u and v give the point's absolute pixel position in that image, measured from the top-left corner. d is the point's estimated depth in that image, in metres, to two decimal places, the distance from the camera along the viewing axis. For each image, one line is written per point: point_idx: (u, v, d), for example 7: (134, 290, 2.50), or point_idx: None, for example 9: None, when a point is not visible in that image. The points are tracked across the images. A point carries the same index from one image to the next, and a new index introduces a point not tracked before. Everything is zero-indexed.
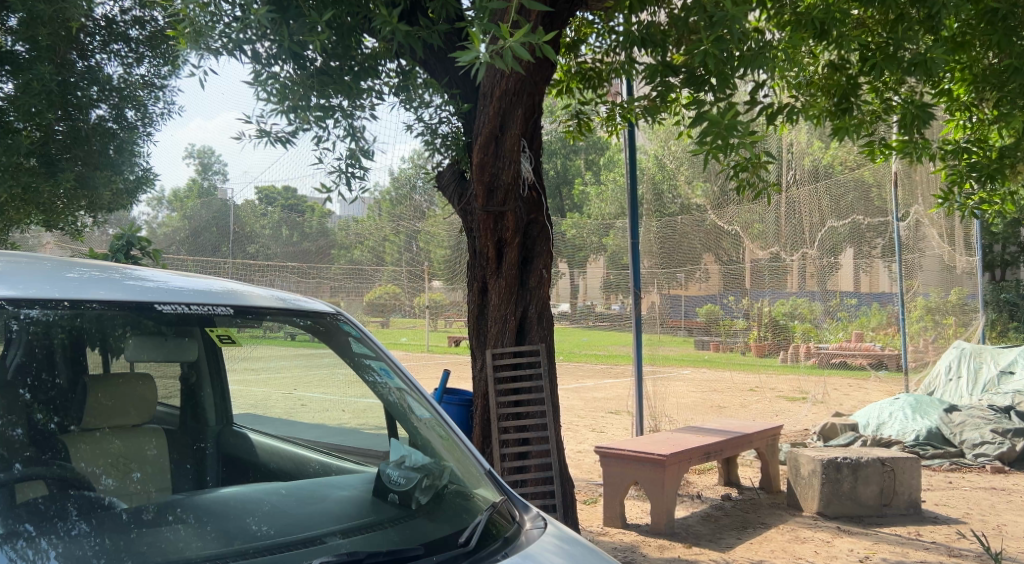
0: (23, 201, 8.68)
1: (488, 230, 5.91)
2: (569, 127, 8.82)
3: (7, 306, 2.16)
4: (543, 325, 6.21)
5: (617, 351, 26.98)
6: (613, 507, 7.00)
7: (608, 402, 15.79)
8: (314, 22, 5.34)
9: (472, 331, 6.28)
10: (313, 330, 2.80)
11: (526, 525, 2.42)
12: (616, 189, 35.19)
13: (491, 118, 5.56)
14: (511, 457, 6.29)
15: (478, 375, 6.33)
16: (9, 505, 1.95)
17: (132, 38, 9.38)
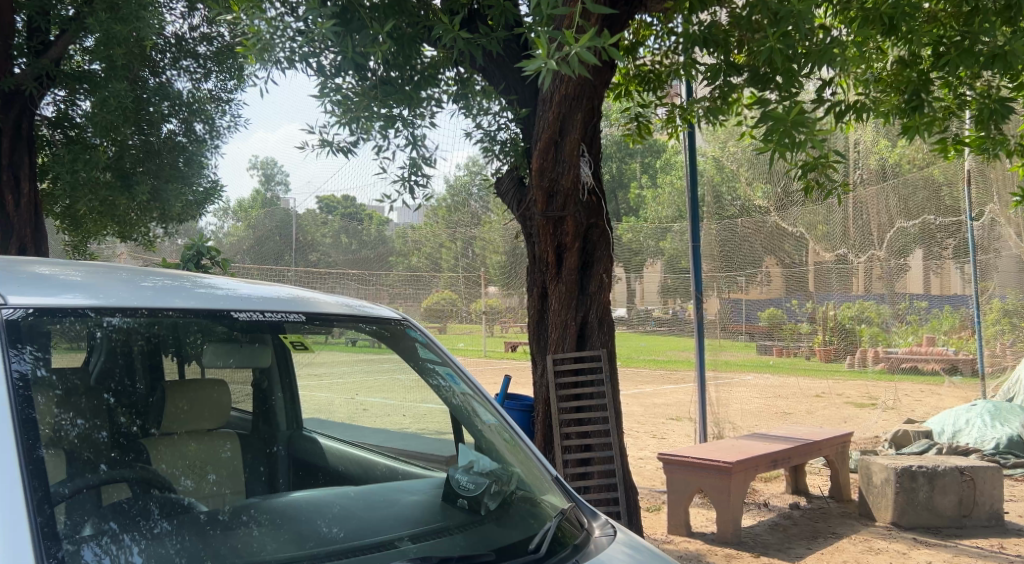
0: (101, 214, 9.04)
1: (548, 235, 5.90)
2: (628, 131, 8.70)
3: (91, 314, 2.18)
4: (604, 330, 6.15)
5: (677, 357, 26.65)
6: (678, 514, 6.91)
7: (669, 408, 15.63)
8: (375, 33, 5.46)
9: (532, 336, 6.29)
10: (378, 335, 2.82)
11: (594, 532, 2.40)
12: (673, 193, 34.90)
13: (551, 122, 5.54)
14: (574, 463, 6.23)
15: (539, 380, 6.32)
16: (95, 505, 1.99)
17: (200, 54, 9.62)
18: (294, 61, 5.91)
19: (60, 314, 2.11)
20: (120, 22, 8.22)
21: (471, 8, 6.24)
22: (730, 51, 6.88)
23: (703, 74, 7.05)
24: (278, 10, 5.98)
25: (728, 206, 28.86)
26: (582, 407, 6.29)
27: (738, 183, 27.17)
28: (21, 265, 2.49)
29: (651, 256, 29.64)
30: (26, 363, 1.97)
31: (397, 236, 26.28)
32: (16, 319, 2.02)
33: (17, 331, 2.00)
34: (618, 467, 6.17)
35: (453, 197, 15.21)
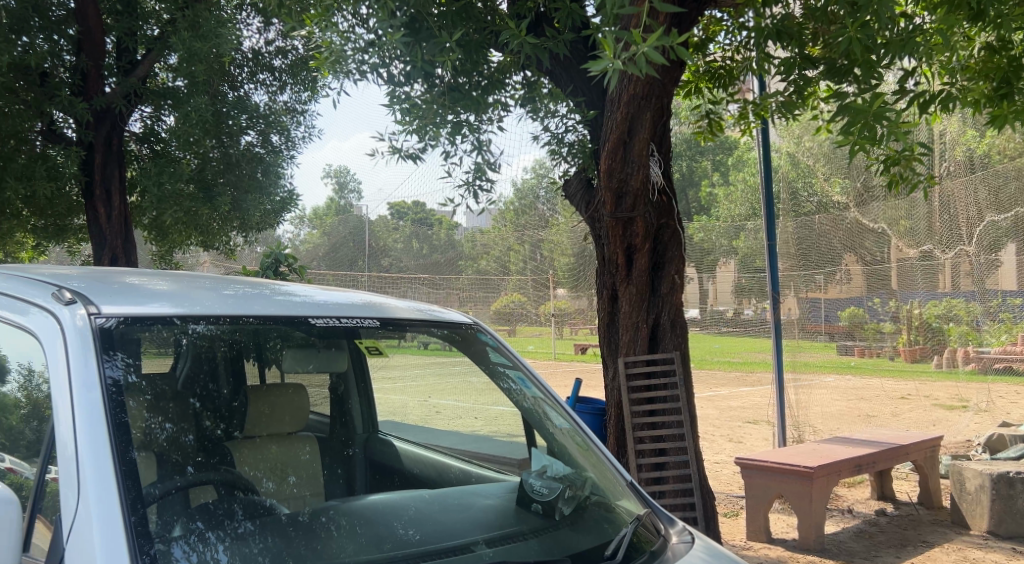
0: (184, 224, 9.36)
1: (617, 236, 5.87)
2: (700, 128, 8.61)
3: (176, 322, 2.26)
4: (676, 332, 6.11)
5: (753, 358, 26.17)
6: (757, 520, 6.80)
7: (745, 411, 15.37)
8: (444, 41, 5.55)
9: (603, 339, 6.27)
10: (450, 339, 2.86)
11: (672, 539, 2.38)
12: (746, 190, 34.32)
13: (620, 122, 5.52)
14: (648, 468, 6.16)
15: (611, 383, 6.28)
16: (184, 505, 2.07)
17: (276, 67, 9.89)
18: (364, 72, 6.02)
19: (148, 322, 2.19)
20: (200, 40, 8.49)
21: (537, 12, 6.27)
22: (806, 45, 6.74)
23: (777, 67, 6.93)
24: (349, 21, 6.10)
25: (804, 202, 28.28)
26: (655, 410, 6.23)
27: (815, 178, 26.53)
28: (109, 276, 2.60)
29: (724, 255, 29.20)
30: (118, 369, 2.04)
31: (466, 239, 26.56)
32: (109, 327, 2.10)
33: (109, 338, 2.08)
34: (695, 471, 6.08)
35: (522, 200, 15.25)
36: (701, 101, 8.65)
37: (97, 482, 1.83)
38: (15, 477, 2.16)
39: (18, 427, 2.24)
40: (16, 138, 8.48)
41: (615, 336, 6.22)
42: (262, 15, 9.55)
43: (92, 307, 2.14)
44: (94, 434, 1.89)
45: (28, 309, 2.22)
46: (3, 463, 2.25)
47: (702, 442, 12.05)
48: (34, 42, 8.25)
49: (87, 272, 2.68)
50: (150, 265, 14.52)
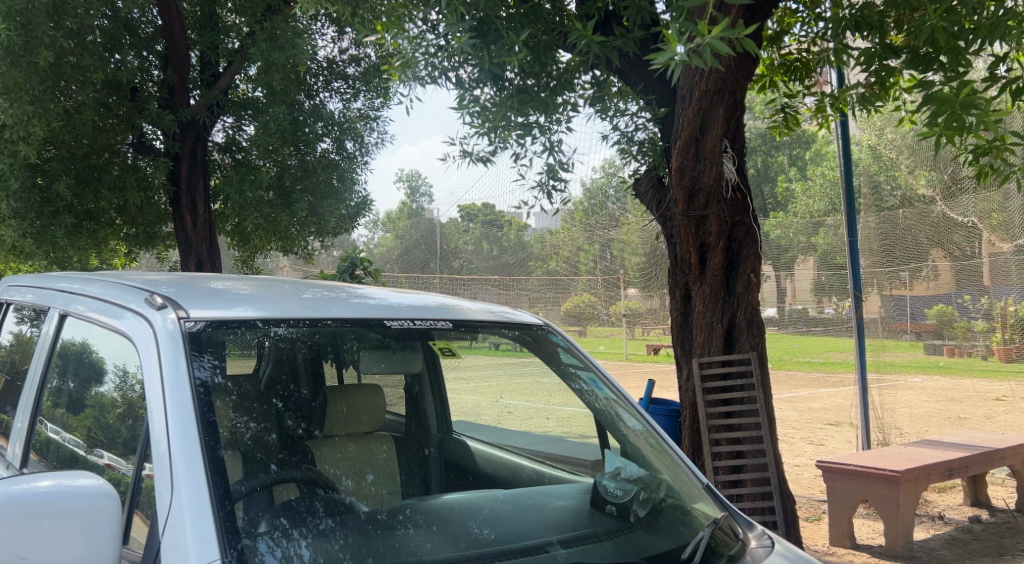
0: (265, 230, 9.66)
1: (690, 235, 5.82)
2: (775, 123, 8.44)
3: (259, 324, 2.35)
4: (753, 332, 6.01)
5: (835, 358, 25.56)
6: (841, 525, 6.65)
7: (827, 413, 15.04)
8: (513, 43, 5.58)
9: (677, 340, 6.23)
10: (521, 340, 2.88)
11: (750, 543, 2.36)
12: (825, 185, 33.52)
13: (691, 119, 5.49)
14: (725, 470, 6.09)
15: (685, 385, 6.23)
16: (269, 503, 2.15)
17: (349, 75, 10.09)
18: (436, 77, 6.10)
19: (234, 326, 2.27)
20: (278, 50, 8.72)
21: (606, 11, 6.27)
22: (888, 32, 6.53)
23: (855, 59, 6.79)
24: (420, 28, 6.20)
25: (887, 198, 27.51)
26: (732, 412, 6.14)
27: (898, 172, 25.73)
28: (196, 281, 2.71)
29: (802, 252, 28.55)
30: (206, 369, 2.12)
31: (536, 239, 26.64)
32: (197, 330, 2.19)
33: (197, 341, 2.16)
34: (774, 475, 5.96)
35: (594, 199, 15.21)
36: (777, 95, 8.49)
37: (189, 479, 1.92)
38: (113, 473, 2.28)
39: (114, 425, 2.35)
40: (110, 151, 8.89)
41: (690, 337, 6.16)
42: (336, 24, 9.76)
43: (182, 311, 2.24)
44: (185, 433, 1.97)
45: (123, 313, 2.34)
46: (101, 459, 2.36)
47: (782, 444, 11.82)
48: (124, 58, 8.62)
49: (175, 278, 2.80)
50: (233, 268, 14.98)
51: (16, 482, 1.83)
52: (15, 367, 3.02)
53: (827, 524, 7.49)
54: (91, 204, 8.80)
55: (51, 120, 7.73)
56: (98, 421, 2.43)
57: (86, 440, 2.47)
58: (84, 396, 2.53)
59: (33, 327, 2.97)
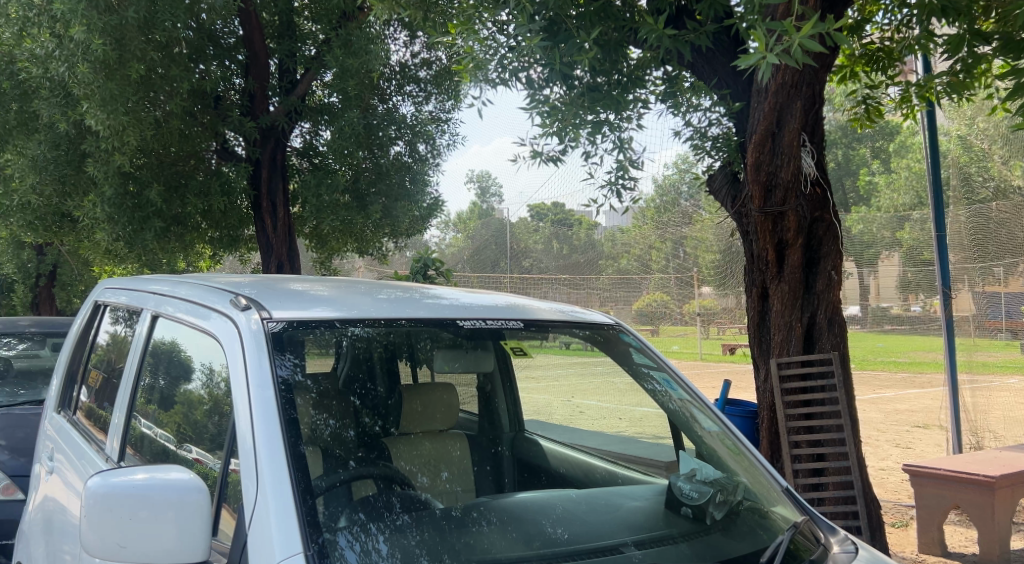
0: (342, 232, 10.03)
1: (767, 232, 5.72)
2: (856, 115, 8.30)
3: (337, 324, 2.41)
4: (834, 331, 5.87)
5: (921, 358, 24.81)
6: (930, 531, 6.46)
7: (914, 415, 14.65)
8: (584, 41, 5.59)
9: (755, 340, 6.14)
10: (592, 340, 2.88)
11: (833, 548, 2.33)
12: (911, 177, 32.52)
13: (768, 113, 5.40)
14: (806, 473, 5.95)
15: (763, 386, 6.14)
16: (348, 499, 2.21)
17: (421, 78, 10.24)
18: (507, 78, 6.15)
19: (313, 325, 2.34)
20: (353, 56, 8.92)
21: (678, 6, 6.19)
22: (977, 19, 6.31)
23: (942, 46, 6.62)
24: (491, 29, 6.25)
25: (978, 190, 26.57)
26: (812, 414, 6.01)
27: (990, 162, 24.80)
28: (277, 283, 2.81)
29: (887, 248, 27.81)
30: (288, 368, 2.19)
31: (607, 238, 26.53)
32: (278, 331, 2.26)
33: (279, 341, 2.24)
34: (857, 479, 5.79)
35: (667, 196, 15.10)
36: (857, 86, 8.28)
37: (272, 474, 1.98)
38: (201, 467, 2.38)
39: (201, 420, 2.45)
40: (195, 157, 9.16)
41: (767, 337, 6.05)
42: (408, 28, 9.91)
43: (264, 311, 2.33)
44: (269, 429, 2.05)
45: (209, 313, 2.45)
46: (190, 454, 2.46)
47: (866, 447, 11.55)
48: (208, 68, 8.91)
49: (256, 280, 2.91)
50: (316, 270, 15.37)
51: (116, 475, 1.94)
52: (110, 366, 3.18)
53: (915, 530, 7.29)
54: (178, 209, 9.02)
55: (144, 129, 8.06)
56: (187, 417, 2.53)
57: (176, 434, 2.57)
58: (172, 392, 2.63)
59: (126, 327, 3.13)
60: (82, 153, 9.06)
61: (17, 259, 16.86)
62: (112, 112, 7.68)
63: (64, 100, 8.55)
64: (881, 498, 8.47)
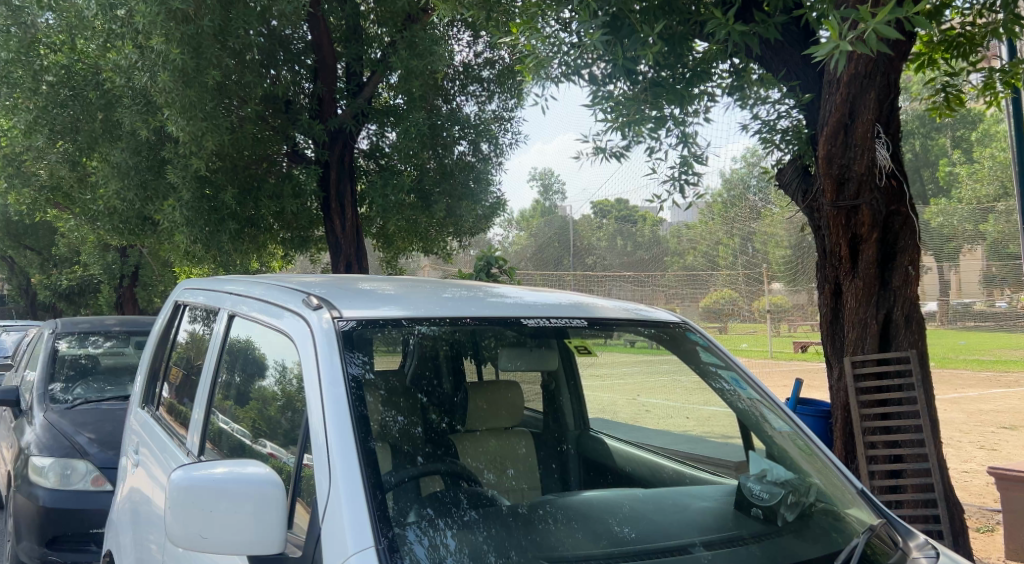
0: (407, 232, 10.25)
1: (840, 226, 5.57)
2: (933, 104, 8.06)
3: (404, 323, 2.44)
4: (912, 328, 5.66)
5: (1006, 356, 23.92)
6: (1017, 538, 6.24)
7: (1001, 415, 14.17)
8: (646, 37, 5.50)
9: (828, 339, 6.01)
10: (658, 338, 2.86)
11: (913, 553, 2.29)
12: (993, 167, 31.40)
13: (840, 104, 5.27)
14: (882, 475, 5.74)
15: (837, 385, 6.00)
16: (418, 495, 2.25)
17: (484, 78, 10.31)
18: (569, 74, 6.14)
19: (381, 323, 2.39)
20: (417, 57, 9.03)
21: None
22: None
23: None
24: (553, 27, 6.25)
25: None
26: (891, 415, 5.81)
27: None
28: (347, 282, 2.88)
29: (969, 241, 26.93)
30: (358, 366, 2.25)
31: (673, 235, 26.32)
32: (349, 329, 2.32)
33: (350, 339, 2.29)
34: (937, 481, 5.55)
35: (735, 190, 14.89)
36: (935, 73, 8.04)
37: (345, 471, 2.04)
38: (275, 462, 2.45)
39: (275, 416, 2.52)
40: (266, 160, 9.46)
41: (841, 335, 5.92)
42: (471, 29, 9.99)
43: (335, 311, 2.38)
44: (341, 426, 2.10)
45: (283, 314, 2.52)
46: (265, 449, 2.54)
47: (948, 449, 11.22)
48: (279, 73, 9.13)
49: (328, 279, 2.98)
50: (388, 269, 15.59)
51: (197, 468, 2.01)
52: (190, 363, 3.30)
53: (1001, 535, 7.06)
54: (251, 211, 9.31)
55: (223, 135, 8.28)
56: (261, 413, 2.61)
57: (251, 430, 2.65)
58: (247, 389, 2.71)
59: (204, 326, 3.24)
60: (161, 158, 9.43)
61: (101, 260, 17.54)
62: (191, 119, 8.00)
63: (145, 108, 8.94)
64: (965, 502, 8.21)
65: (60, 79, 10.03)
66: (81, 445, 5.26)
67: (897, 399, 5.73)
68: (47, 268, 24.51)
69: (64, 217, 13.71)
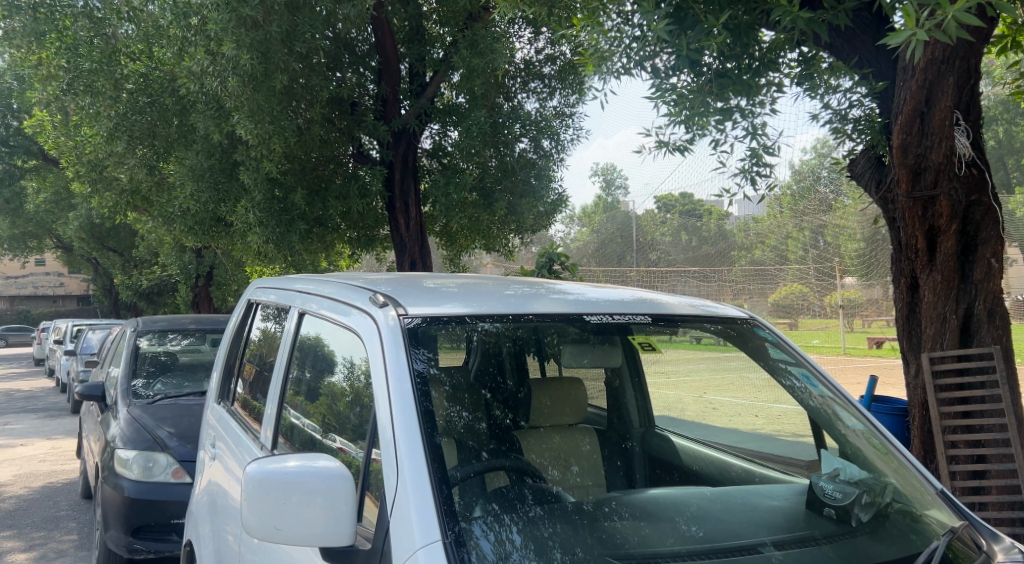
0: (471, 231, 10.40)
1: (915, 218, 5.40)
2: (1016, 89, 7.75)
3: (467, 320, 2.47)
4: (995, 322, 5.48)
5: None
6: None
7: None
8: (710, 26, 5.41)
9: (904, 334, 5.88)
10: (725, 334, 2.84)
11: (997, 556, 2.22)
12: None
13: (915, 92, 5.07)
14: (964, 476, 5.57)
15: (914, 382, 5.84)
16: (483, 490, 2.28)
17: (545, 74, 10.32)
18: (631, 68, 6.12)
19: (445, 320, 2.42)
20: (479, 56, 9.06)
21: None
22: None
23: None
24: (615, 20, 6.23)
25: None
26: (972, 413, 5.63)
27: None
28: (411, 280, 2.92)
29: None
30: (422, 362, 2.28)
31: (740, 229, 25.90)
32: (414, 326, 2.36)
33: (415, 337, 2.33)
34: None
35: (804, 182, 14.60)
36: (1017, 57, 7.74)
37: (413, 468, 2.07)
38: (345, 456, 2.50)
39: (344, 411, 2.57)
40: (334, 162, 9.68)
41: (918, 330, 5.78)
42: (532, 26, 10.00)
43: (401, 308, 2.43)
44: (407, 423, 2.14)
45: (350, 311, 2.58)
46: (335, 443, 2.59)
47: None
48: (344, 75, 9.39)
49: (394, 277, 3.04)
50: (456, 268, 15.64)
51: (271, 462, 2.08)
52: (262, 359, 3.39)
53: None
54: (320, 211, 9.50)
55: (289, 137, 8.53)
56: (331, 408, 2.67)
57: (321, 425, 2.71)
58: (317, 384, 2.77)
59: (276, 323, 3.33)
60: (233, 161, 9.71)
61: (178, 261, 18.10)
62: (259, 123, 8.24)
63: (217, 113, 9.22)
64: None
65: (139, 87, 10.46)
66: (162, 440, 5.44)
67: (979, 396, 5.55)
68: (129, 268, 25.44)
69: (142, 218, 14.17)
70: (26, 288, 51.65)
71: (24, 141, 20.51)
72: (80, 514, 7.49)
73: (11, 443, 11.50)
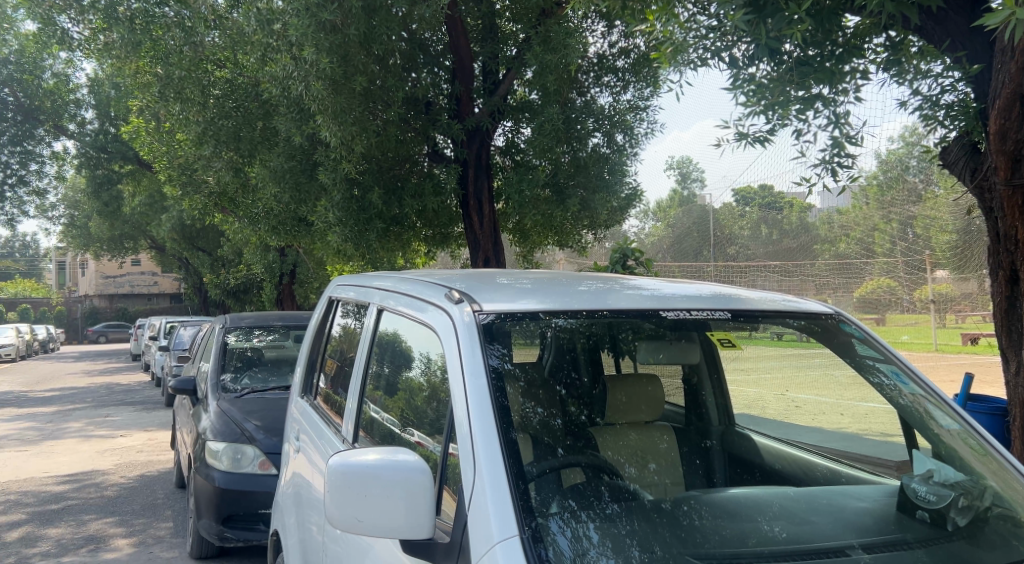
0: (544, 227, 10.48)
1: (1015, 207, 5.13)
2: None
3: (542, 316, 2.46)
4: None
5: None
6: None
7: None
8: (791, 14, 5.24)
9: (1001, 329, 5.61)
10: (809, 330, 2.74)
11: None
12: None
13: (1015, 74, 4.79)
14: None
15: (1013, 380, 5.56)
16: (559, 487, 2.27)
17: (619, 68, 10.25)
18: (708, 59, 6.01)
19: (519, 316, 2.42)
20: (552, 52, 9.01)
21: None
22: None
23: None
24: (691, 11, 6.13)
25: None
26: None
27: None
28: (486, 277, 2.93)
29: None
30: (497, 358, 2.29)
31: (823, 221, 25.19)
32: (489, 323, 2.36)
33: (489, 333, 2.33)
34: None
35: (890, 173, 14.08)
36: None
37: (490, 463, 2.08)
38: (423, 450, 2.52)
39: (422, 406, 2.60)
40: (410, 161, 9.82)
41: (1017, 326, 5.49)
42: (604, 19, 9.93)
43: (476, 304, 2.44)
44: (483, 419, 2.14)
45: (427, 307, 2.60)
46: (412, 437, 2.62)
47: None
48: (419, 75, 9.50)
49: (467, 274, 3.04)
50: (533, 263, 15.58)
51: (350, 455, 2.11)
52: (343, 354, 3.45)
53: None
54: (397, 210, 9.61)
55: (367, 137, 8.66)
56: (409, 403, 2.70)
57: (400, 419, 2.74)
58: (396, 379, 2.80)
59: (355, 320, 3.39)
60: (313, 162, 9.89)
61: (263, 260, 18.58)
62: (342, 124, 8.35)
63: (299, 116, 9.42)
64: None
65: (225, 92, 10.83)
66: (249, 432, 5.58)
67: None
68: (216, 267, 26.23)
69: (227, 220, 14.59)
70: (123, 288, 53.97)
71: (121, 146, 21.34)
72: (175, 502, 7.78)
73: (112, 434, 12.01)
